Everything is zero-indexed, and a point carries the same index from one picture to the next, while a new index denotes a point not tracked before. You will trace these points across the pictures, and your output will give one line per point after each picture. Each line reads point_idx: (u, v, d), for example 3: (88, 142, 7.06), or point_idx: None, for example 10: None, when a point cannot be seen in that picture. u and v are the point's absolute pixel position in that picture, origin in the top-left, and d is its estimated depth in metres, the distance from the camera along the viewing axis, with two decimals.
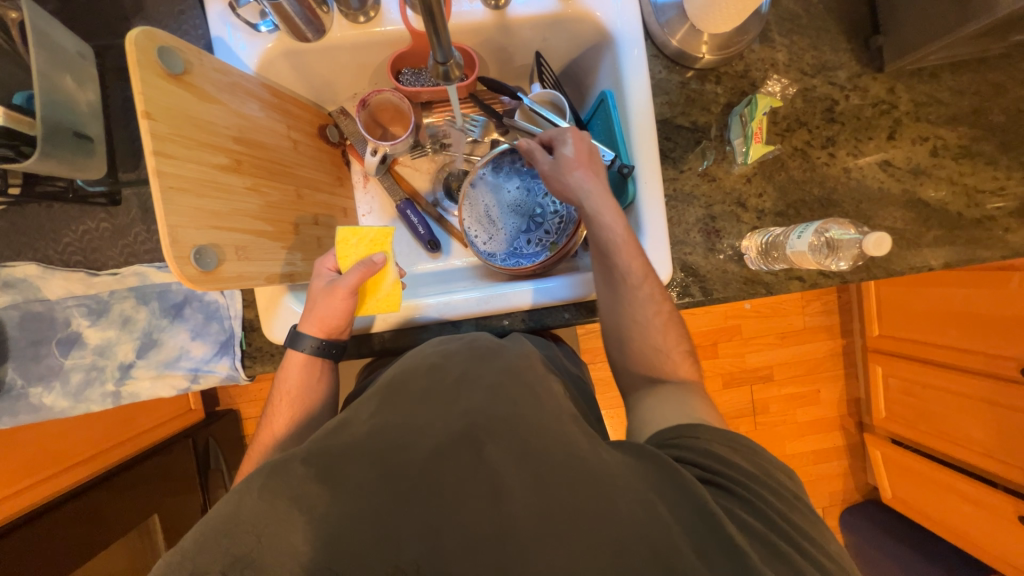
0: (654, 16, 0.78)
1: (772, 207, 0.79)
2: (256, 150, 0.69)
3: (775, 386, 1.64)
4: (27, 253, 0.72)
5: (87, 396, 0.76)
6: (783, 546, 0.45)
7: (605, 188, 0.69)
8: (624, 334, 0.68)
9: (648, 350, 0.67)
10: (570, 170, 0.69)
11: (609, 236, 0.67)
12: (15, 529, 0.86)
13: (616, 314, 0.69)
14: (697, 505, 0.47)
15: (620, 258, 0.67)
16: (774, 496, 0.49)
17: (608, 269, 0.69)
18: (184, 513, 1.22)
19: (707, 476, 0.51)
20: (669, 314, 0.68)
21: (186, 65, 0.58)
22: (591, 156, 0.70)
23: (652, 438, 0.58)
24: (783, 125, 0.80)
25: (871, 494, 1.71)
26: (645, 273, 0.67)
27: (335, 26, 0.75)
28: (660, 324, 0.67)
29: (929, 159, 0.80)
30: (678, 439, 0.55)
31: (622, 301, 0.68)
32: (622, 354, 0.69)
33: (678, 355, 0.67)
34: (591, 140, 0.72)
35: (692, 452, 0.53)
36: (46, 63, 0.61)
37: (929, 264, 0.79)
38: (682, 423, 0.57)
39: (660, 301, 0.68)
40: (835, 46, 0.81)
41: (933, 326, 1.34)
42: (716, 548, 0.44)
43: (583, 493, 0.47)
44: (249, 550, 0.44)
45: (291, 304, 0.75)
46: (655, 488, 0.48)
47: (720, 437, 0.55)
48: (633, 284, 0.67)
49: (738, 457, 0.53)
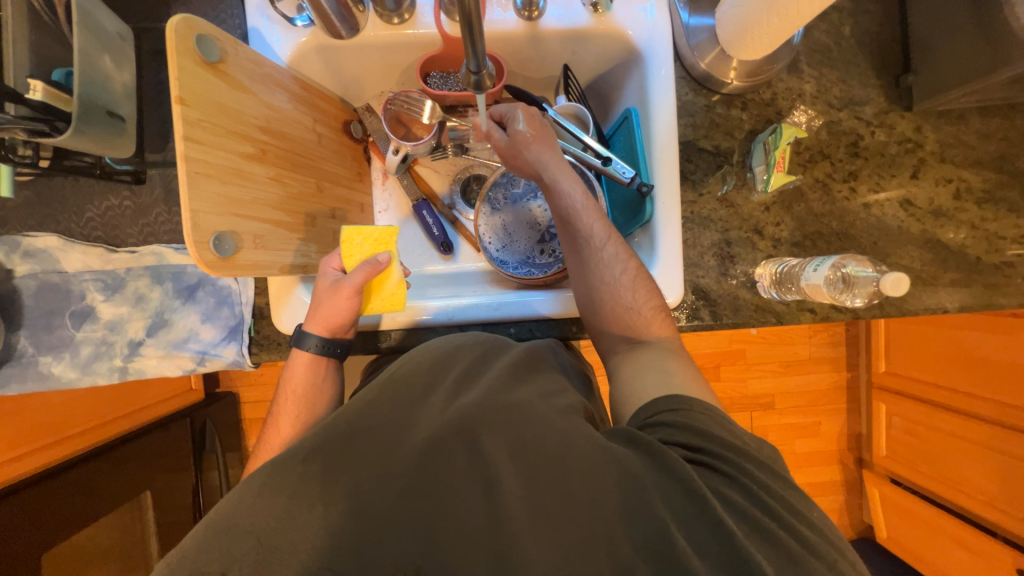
0: (685, 38, 0.78)
1: (789, 237, 0.79)
2: (282, 141, 0.70)
3: (776, 414, 1.62)
4: (50, 224, 0.73)
5: (94, 369, 0.75)
6: (795, 550, 0.43)
7: (560, 159, 0.71)
8: (595, 298, 0.69)
9: (620, 310, 0.67)
10: (525, 146, 0.71)
11: (567, 203, 0.70)
12: (21, 488, 0.87)
13: (583, 280, 0.70)
14: (684, 486, 0.46)
15: (579, 222, 0.69)
16: (791, 497, 0.48)
17: (571, 236, 0.70)
18: (178, 491, 1.23)
19: (691, 453, 0.50)
20: (636, 269, 0.68)
21: (222, 54, 0.59)
22: (543, 128, 0.73)
23: (635, 419, 0.57)
24: (806, 155, 0.80)
25: (865, 532, 1.69)
26: (607, 233, 0.69)
27: (369, 25, 0.76)
28: (629, 282, 0.67)
29: (952, 201, 0.79)
30: (658, 416, 0.54)
31: (587, 264, 0.69)
32: (597, 320, 0.69)
33: (650, 312, 0.67)
34: (540, 114, 0.74)
35: (674, 428, 0.52)
36: (87, 41, 0.62)
37: (944, 307, 0.78)
38: (661, 396, 0.57)
39: (626, 259, 0.69)
40: (865, 81, 0.80)
41: (943, 368, 1.32)
42: (703, 529, 0.44)
43: (578, 481, 0.47)
44: (252, 547, 0.44)
45: (302, 295, 0.76)
46: (648, 475, 0.47)
47: (699, 407, 0.54)
48: (596, 245, 0.69)
49: (719, 429, 0.52)
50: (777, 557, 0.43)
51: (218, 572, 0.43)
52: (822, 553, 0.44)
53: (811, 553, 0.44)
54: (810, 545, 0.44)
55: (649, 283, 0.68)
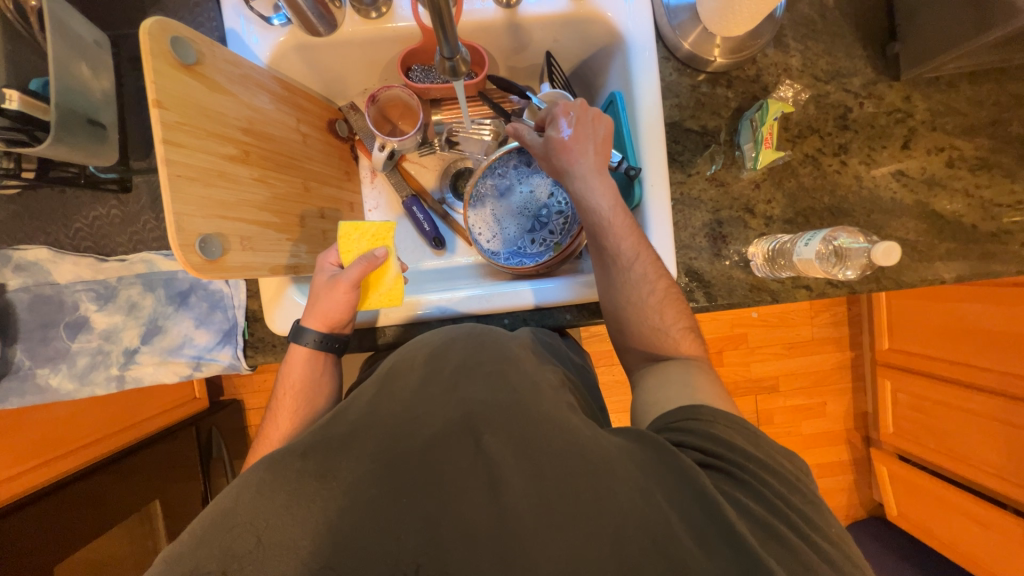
0: (667, 18, 0.77)
1: (781, 214, 0.78)
2: (265, 142, 0.70)
3: (781, 396, 1.61)
4: (39, 237, 0.73)
5: (92, 379, 0.76)
6: (789, 539, 0.44)
7: (599, 168, 0.68)
8: (620, 315, 0.67)
9: (640, 325, 0.66)
10: (558, 153, 0.68)
11: (596, 217, 0.67)
12: (44, 496, 0.91)
13: (611, 296, 0.68)
14: (695, 490, 0.46)
15: (609, 239, 0.67)
16: (789, 489, 0.48)
17: (599, 252, 0.68)
18: (186, 500, 1.24)
19: (707, 459, 0.49)
20: (665, 290, 0.67)
21: (199, 56, 0.59)
22: (585, 134, 0.68)
23: (656, 422, 0.56)
24: (795, 131, 0.79)
25: (876, 510, 1.68)
26: (638, 252, 0.66)
27: (347, 21, 0.76)
28: (656, 302, 0.66)
29: (945, 169, 0.78)
30: (680, 421, 0.54)
31: (614, 281, 0.67)
32: (620, 335, 0.69)
33: (673, 328, 0.65)
34: (587, 114, 0.68)
35: (694, 435, 0.51)
36: (63, 49, 0.62)
37: (941, 277, 0.77)
38: (686, 406, 0.55)
39: (655, 279, 0.66)
40: (850, 52, 0.79)
41: (947, 343, 1.30)
42: (712, 530, 0.44)
43: (584, 481, 0.46)
44: (248, 550, 0.44)
45: (294, 295, 0.76)
46: (653, 474, 0.47)
47: (725, 420, 0.52)
48: (624, 265, 0.66)
49: (739, 437, 0.51)
50: (786, 557, 0.43)
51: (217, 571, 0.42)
52: (830, 558, 0.43)
53: (809, 545, 0.44)
54: (810, 536, 0.44)
55: (678, 303, 0.67)
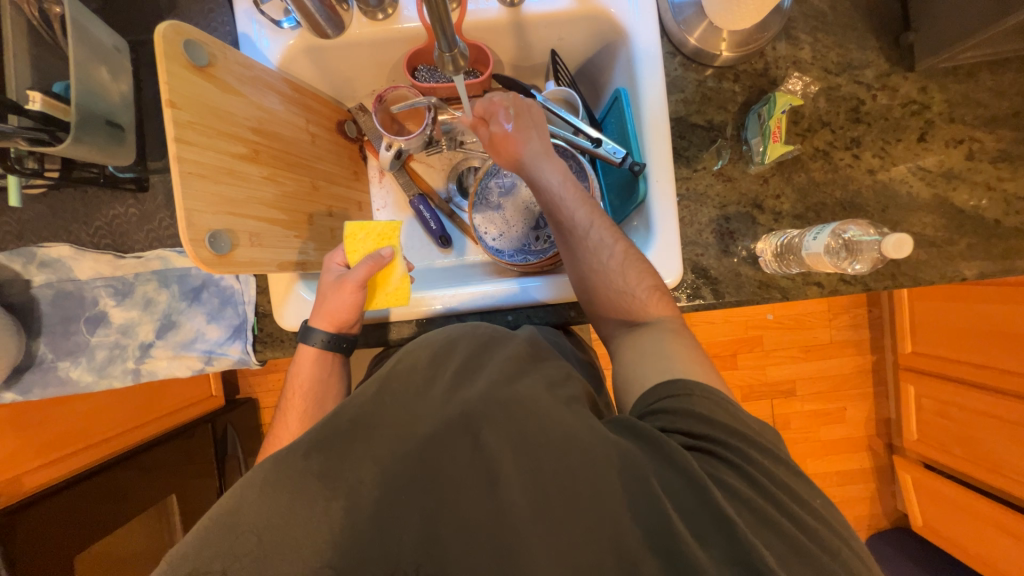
0: (672, 13, 0.77)
1: (790, 209, 0.77)
2: (275, 142, 0.72)
3: (798, 400, 1.57)
4: (63, 235, 0.76)
5: (110, 371, 0.79)
6: (793, 535, 0.43)
7: (541, 148, 0.70)
8: (591, 287, 0.67)
9: (616, 296, 0.65)
10: (502, 144, 0.71)
11: (546, 194, 0.68)
12: (66, 486, 0.94)
13: (577, 271, 0.67)
14: (690, 481, 0.45)
15: (561, 211, 0.67)
16: (793, 482, 0.47)
17: (556, 229, 0.68)
18: (202, 495, 1.26)
19: (695, 442, 0.48)
20: (624, 250, 0.66)
21: (210, 58, 0.61)
22: (520, 118, 0.70)
23: (636, 406, 0.56)
24: (805, 125, 0.77)
25: (899, 521, 1.62)
26: (591, 218, 0.67)
27: (354, 23, 0.78)
28: (619, 265, 0.65)
29: (964, 162, 0.75)
30: (660, 402, 0.53)
31: (576, 252, 0.67)
32: (595, 308, 0.68)
33: (646, 293, 0.64)
34: (518, 101, 0.71)
35: (675, 415, 0.50)
36: (84, 54, 0.64)
37: (962, 274, 0.74)
38: (660, 382, 0.55)
39: (613, 241, 0.66)
40: (863, 44, 0.78)
41: (971, 345, 1.25)
42: (708, 522, 0.43)
43: (582, 476, 0.46)
44: (249, 542, 0.44)
45: (302, 292, 0.78)
46: (650, 466, 0.46)
47: (700, 391, 0.52)
48: (581, 233, 0.66)
49: (719, 412, 0.50)
50: (787, 552, 0.42)
51: (220, 567, 0.43)
52: (829, 546, 0.43)
53: (812, 540, 0.43)
54: (814, 532, 0.43)
55: (641, 262, 0.66)
